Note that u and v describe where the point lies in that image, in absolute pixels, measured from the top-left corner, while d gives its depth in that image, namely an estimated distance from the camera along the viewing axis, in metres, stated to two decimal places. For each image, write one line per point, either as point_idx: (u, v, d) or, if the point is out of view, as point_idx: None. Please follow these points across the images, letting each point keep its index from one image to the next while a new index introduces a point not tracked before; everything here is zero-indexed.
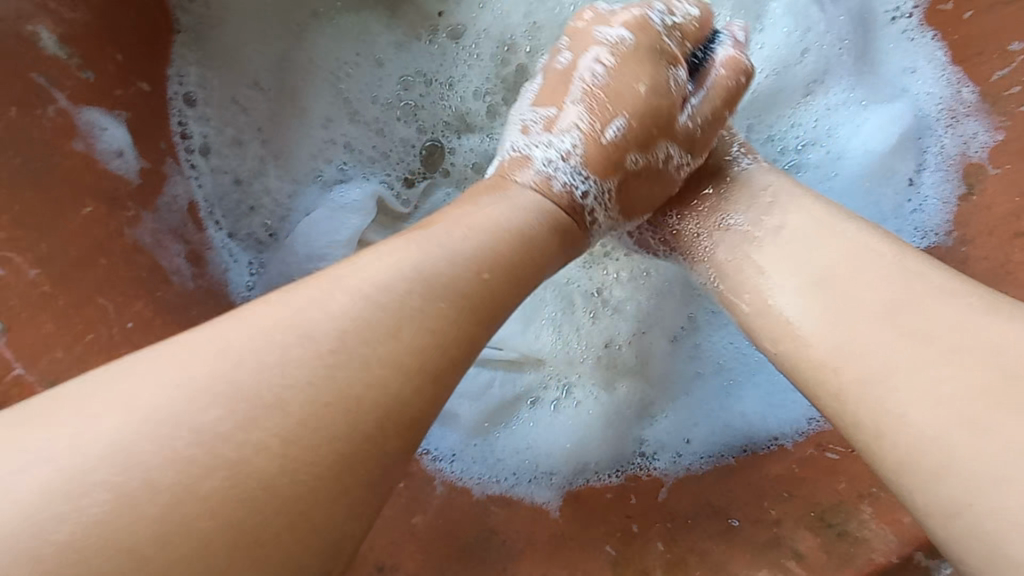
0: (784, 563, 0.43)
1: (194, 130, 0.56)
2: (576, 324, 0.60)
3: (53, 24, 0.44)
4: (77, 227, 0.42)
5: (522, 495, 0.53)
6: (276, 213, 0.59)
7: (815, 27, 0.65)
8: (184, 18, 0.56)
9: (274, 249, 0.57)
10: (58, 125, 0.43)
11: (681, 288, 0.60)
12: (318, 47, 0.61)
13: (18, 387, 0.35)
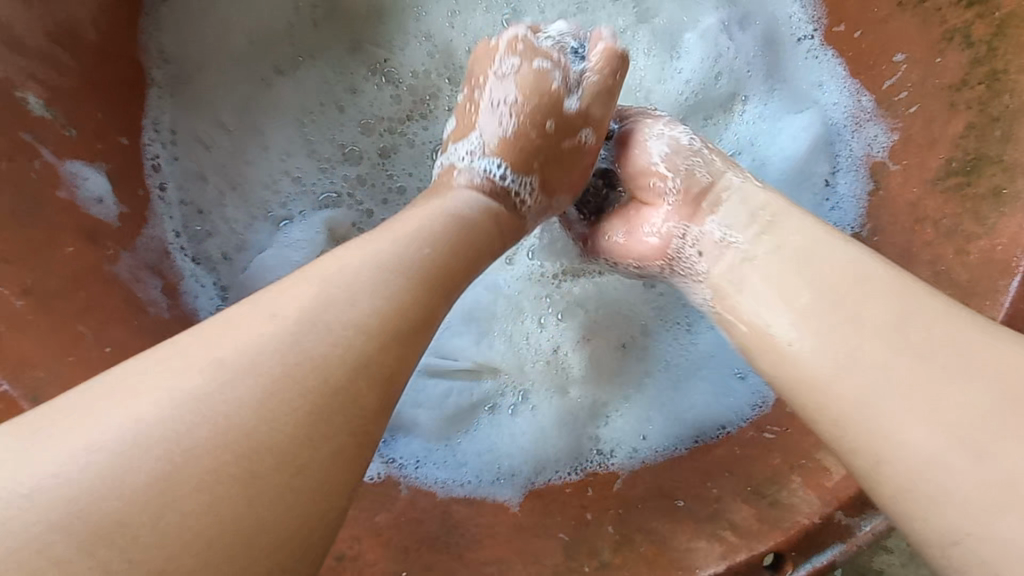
0: (720, 533, 0.46)
1: (166, 169, 0.62)
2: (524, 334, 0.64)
3: (41, 89, 0.50)
4: (60, 263, 0.47)
5: (485, 494, 0.56)
6: (231, 240, 0.63)
7: (727, 53, 0.71)
8: (160, 76, 0.63)
9: (228, 271, 0.62)
10: (45, 175, 0.49)
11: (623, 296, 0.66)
12: (280, 91, 0.67)
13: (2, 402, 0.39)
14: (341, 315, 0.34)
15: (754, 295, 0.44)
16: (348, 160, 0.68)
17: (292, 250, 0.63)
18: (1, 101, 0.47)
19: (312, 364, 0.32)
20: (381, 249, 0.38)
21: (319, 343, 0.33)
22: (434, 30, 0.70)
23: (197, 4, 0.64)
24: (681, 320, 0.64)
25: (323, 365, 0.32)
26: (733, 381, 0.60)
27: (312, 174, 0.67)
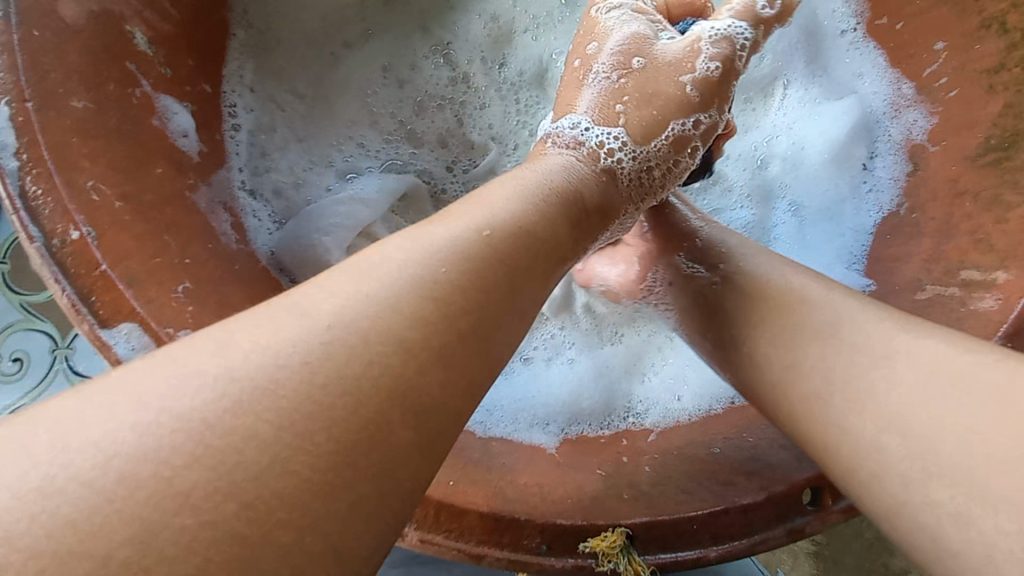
0: (758, 471, 0.47)
1: (241, 113, 0.67)
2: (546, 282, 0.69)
3: (144, 28, 0.54)
4: (151, 180, 0.50)
5: (522, 437, 0.57)
6: (288, 179, 0.68)
7: (771, 40, 0.77)
8: (241, 33, 0.67)
9: (280, 207, 0.67)
10: (144, 104, 0.52)
11: None
12: (346, 61, 0.73)
13: (105, 280, 0.41)
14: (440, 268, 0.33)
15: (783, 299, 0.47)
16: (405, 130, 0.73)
17: (358, 205, 0.68)
18: (114, 32, 0.51)
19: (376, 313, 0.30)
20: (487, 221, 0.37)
21: (380, 304, 0.30)
22: (490, 11, 0.75)
23: None
24: None
25: (382, 329, 0.29)
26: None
27: (378, 145, 0.73)
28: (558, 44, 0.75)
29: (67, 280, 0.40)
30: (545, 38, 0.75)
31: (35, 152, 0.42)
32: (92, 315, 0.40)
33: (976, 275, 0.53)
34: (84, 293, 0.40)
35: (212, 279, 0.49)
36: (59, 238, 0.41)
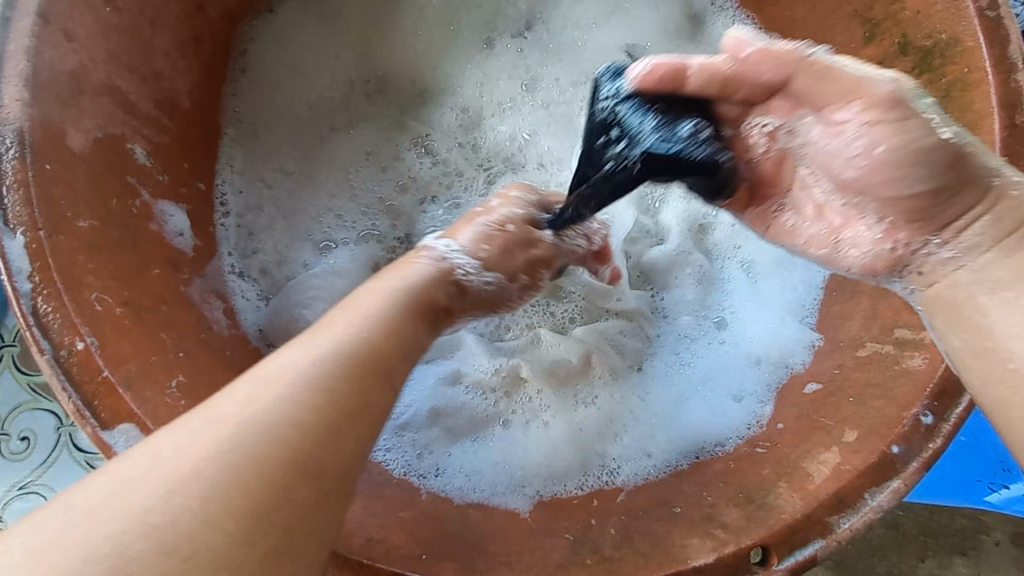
0: (711, 531, 0.50)
1: (230, 200, 0.73)
2: (529, 348, 0.73)
3: (143, 143, 0.61)
4: (148, 282, 0.55)
5: (497, 502, 0.61)
6: (273, 258, 0.74)
7: None
8: (233, 130, 0.75)
9: (267, 284, 0.72)
10: (142, 211, 0.59)
11: (618, 337, 0.73)
12: (329, 146, 0.80)
13: (106, 385, 0.46)
14: (339, 344, 0.42)
15: (968, 327, 0.46)
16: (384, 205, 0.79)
17: (335, 276, 0.74)
18: (114, 151, 0.57)
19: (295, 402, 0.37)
20: (360, 316, 0.46)
21: (295, 383, 0.38)
22: (464, 96, 0.83)
23: (269, 80, 0.78)
24: (699, 352, 0.71)
25: (290, 398, 0.37)
26: (749, 368, 0.68)
27: (353, 214, 0.78)
28: (524, 120, 0.82)
29: (73, 386, 0.45)
30: (513, 117, 0.82)
31: (46, 274, 0.47)
32: (95, 418, 0.45)
33: (909, 333, 0.57)
34: (87, 398, 0.45)
35: (202, 371, 0.54)
36: (65, 348, 0.46)
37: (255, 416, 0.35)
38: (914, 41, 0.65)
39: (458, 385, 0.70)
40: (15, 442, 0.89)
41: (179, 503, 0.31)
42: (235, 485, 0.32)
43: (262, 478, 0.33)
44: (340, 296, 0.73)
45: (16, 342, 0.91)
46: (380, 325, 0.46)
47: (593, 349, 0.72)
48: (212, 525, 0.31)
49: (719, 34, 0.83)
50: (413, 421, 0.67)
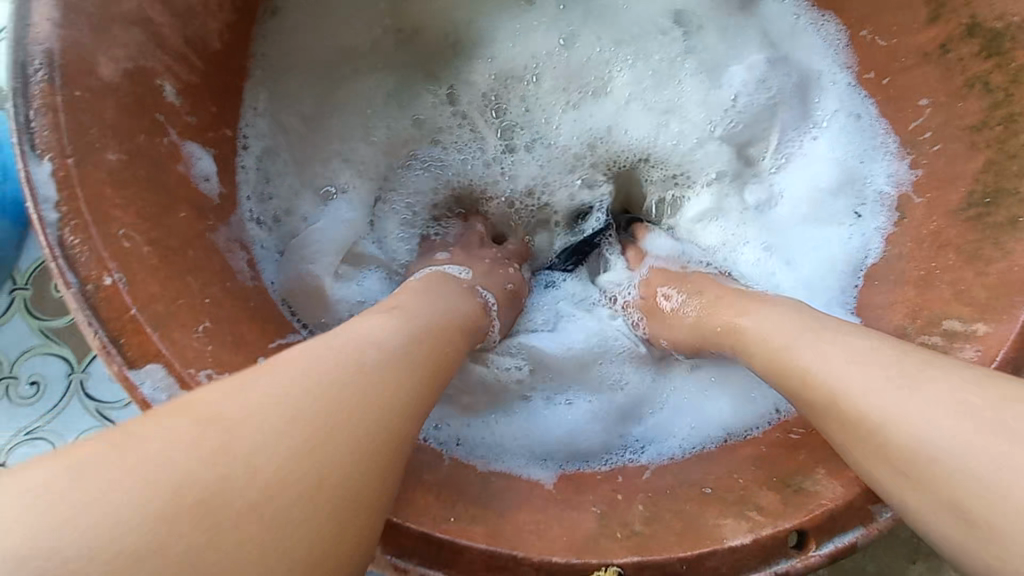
0: (747, 512, 0.49)
1: (251, 141, 0.70)
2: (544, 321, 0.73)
3: (172, 80, 0.58)
4: (175, 223, 0.53)
5: (521, 473, 0.59)
6: (286, 205, 0.71)
7: (768, 85, 0.79)
8: (259, 70, 0.72)
9: (281, 234, 0.70)
10: (170, 151, 0.56)
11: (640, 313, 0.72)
12: (355, 94, 0.77)
13: (133, 324, 0.44)
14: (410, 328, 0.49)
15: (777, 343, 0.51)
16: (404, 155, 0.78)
17: (347, 228, 0.74)
18: (146, 88, 0.54)
19: (341, 355, 0.42)
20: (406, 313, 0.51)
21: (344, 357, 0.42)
22: (500, 52, 0.80)
23: (299, 25, 0.74)
24: None
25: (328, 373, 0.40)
26: None
27: (370, 164, 0.77)
28: (558, 83, 0.80)
29: (99, 323, 0.44)
30: (548, 77, 0.80)
31: (75, 205, 0.45)
32: (120, 355, 0.44)
33: (958, 325, 0.56)
34: (113, 335, 0.44)
35: (229, 319, 0.52)
36: (92, 283, 0.44)
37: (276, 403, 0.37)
38: (983, 22, 0.60)
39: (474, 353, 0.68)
40: (24, 386, 0.87)
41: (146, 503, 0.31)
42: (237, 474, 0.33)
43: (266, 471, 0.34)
44: (345, 246, 0.73)
45: (27, 285, 0.89)
46: (436, 323, 0.52)
47: (609, 326, 0.72)
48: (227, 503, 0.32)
49: (770, 6, 0.79)
50: None
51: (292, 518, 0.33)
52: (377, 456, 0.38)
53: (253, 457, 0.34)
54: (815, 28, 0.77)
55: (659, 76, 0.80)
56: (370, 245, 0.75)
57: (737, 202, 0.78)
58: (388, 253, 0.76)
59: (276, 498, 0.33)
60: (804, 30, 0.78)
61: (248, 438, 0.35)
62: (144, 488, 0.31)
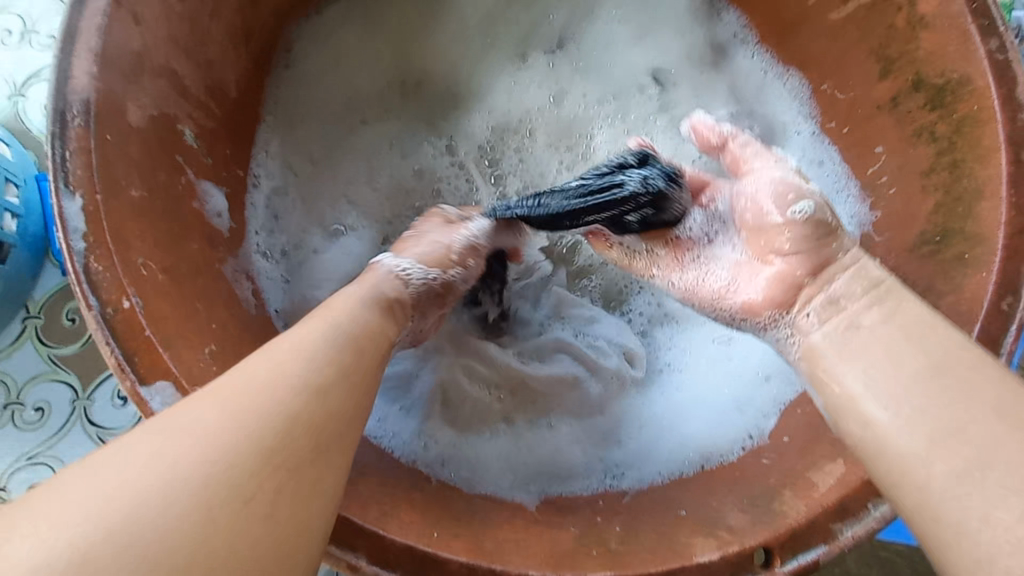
0: (717, 531, 0.51)
1: (262, 180, 0.77)
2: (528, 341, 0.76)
3: (192, 126, 0.64)
4: (187, 254, 0.58)
5: (505, 495, 0.61)
6: (291, 239, 0.77)
7: (738, 135, 0.85)
8: (272, 117, 0.79)
9: (287, 265, 0.75)
10: (186, 189, 0.61)
11: (620, 336, 0.76)
12: (361, 141, 0.84)
13: (146, 342, 0.48)
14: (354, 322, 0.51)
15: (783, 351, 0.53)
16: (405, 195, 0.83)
17: (351, 262, 0.78)
18: (168, 134, 0.60)
19: (292, 350, 0.45)
20: (349, 303, 0.53)
21: (301, 355, 0.45)
22: (494, 102, 0.87)
23: (310, 77, 0.82)
24: (691, 361, 0.74)
25: (284, 367, 0.43)
26: (757, 385, 0.68)
27: (372, 203, 0.82)
28: (548, 131, 0.86)
29: (115, 341, 0.47)
30: (539, 125, 0.86)
31: (99, 235, 0.50)
32: (134, 372, 0.47)
33: None
34: (128, 354, 0.47)
35: (230, 343, 0.56)
36: (112, 306, 0.48)
37: (238, 410, 0.39)
38: (927, 78, 0.66)
39: (462, 377, 0.71)
40: (29, 412, 0.90)
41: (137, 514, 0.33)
42: (213, 476, 0.36)
43: (245, 466, 0.37)
44: (349, 277, 0.77)
45: (40, 314, 0.94)
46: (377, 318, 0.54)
47: (593, 351, 0.75)
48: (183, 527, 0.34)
49: (742, 64, 0.87)
50: (422, 405, 0.69)
51: (250, 529, 0.35)
52: (321, 440, 0.41)
53: (227, 463, 0.37)
54: (781, 83, 0.84)
55: (640, 126, 0.86)
56: None
57: None
58: None
59: (244, 492, 0.36)
60: (772, 84, 0.85)
61: (199, 457, 0.36)
62: (104, 521, 0.33)
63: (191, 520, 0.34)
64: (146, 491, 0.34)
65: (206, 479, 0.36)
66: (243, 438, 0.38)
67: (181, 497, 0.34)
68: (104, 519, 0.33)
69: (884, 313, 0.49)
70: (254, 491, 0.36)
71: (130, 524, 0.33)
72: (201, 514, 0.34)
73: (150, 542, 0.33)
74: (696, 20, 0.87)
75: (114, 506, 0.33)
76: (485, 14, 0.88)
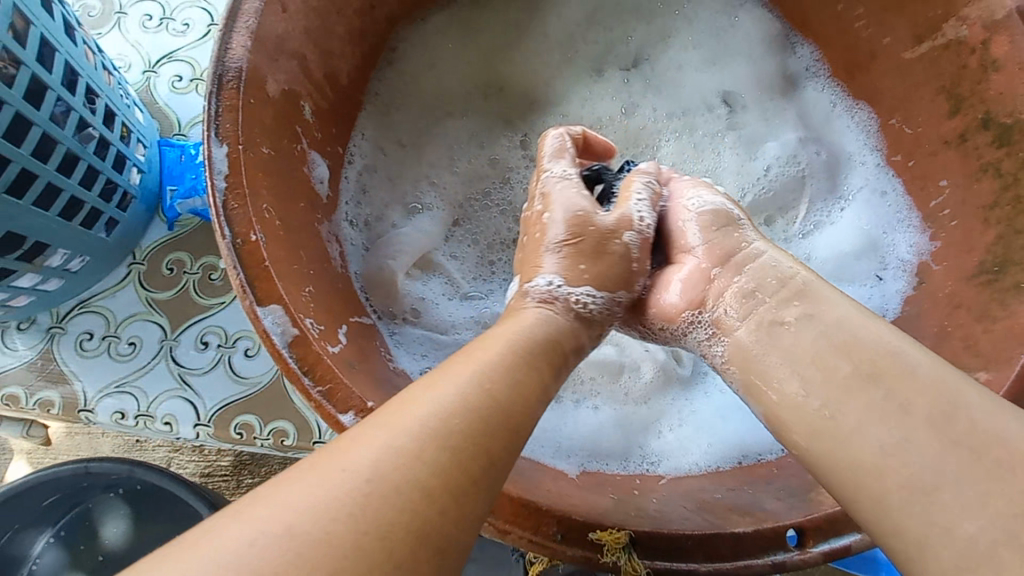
0: (751, 512, 0.54)
1: (356, 157, 0.85)
2: None
3: (311, 102, 0.73)
4: (296, 209, 0.66)
5: (548, 461, 0.65)
6: (375, 213, 0.85)
7: (801, 160, 0.89)
8: (371, 104, 0.88)
9: (368, 235, 0.83)
10: (300, 154, 0.70)
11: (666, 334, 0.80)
12: (445, 134, 0.92)
13: (264, 272, 0.56)
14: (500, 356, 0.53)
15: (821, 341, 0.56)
16: (479, 185, 0.91)
17: (424, 238, 0.85)
18: (293, 106, 0.69)
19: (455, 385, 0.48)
20: (510, 333, 0.57)
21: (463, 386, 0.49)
22: (569, 111, 0.94)
23: (408, 72, 0.90)
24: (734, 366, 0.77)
25: (452, 390, 0.48)
26: None
27: (449, 190, 0.90)
28: (616, 141, 0.93)
29: (240, 266, 0.55)
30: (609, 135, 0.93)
31: (237, 179, 0.58)
32: (252, 294, 0.55)
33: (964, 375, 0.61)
34: (249, 279, 0.55)
35: (323, 290, 0.64)
36: (241, 238, 0.56)
37: (408, 428, 0.44)
38: (996, 117, 0.69)
39: None
40: (122, 345, 1.01)
41: (312, 511, 0.38)
42: (379, 499, 0.40)
43: (406, 488, 0.41)
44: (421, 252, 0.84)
45: (144, 261, 1.05)
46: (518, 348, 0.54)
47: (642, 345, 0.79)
48: (347, 536, 0.38)
49: (811, 95, 0.91)
50: None
51: (398, 541, 0.39)
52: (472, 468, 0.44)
53: (401, 482, 0.41)
54: (849, 114, 0.87)
55: (704, 144, 0.92)
56: (442, 255, 0.86)
57: None
58: (455, 267, 0.87)
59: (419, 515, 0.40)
60: (839, 115, 0.88)
61: (368, 472, 0.41)
62: (298, 509, 0.38)
63: (354, 524, 0.38)
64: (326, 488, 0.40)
65: (376, 488, 0.40)
66: (407, 461, 0.42)
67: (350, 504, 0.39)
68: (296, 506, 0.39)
69: (805, 312, 0.58)
70: (411, 511, 0.40)
71: (308, 518, 0.38)
72: (366, 519, 0.39)
73: (326, 533, 0.37)
74: (770, 50, 0.92)
75: (301, 500, 0.39)
76: (570, 31, 0.95)
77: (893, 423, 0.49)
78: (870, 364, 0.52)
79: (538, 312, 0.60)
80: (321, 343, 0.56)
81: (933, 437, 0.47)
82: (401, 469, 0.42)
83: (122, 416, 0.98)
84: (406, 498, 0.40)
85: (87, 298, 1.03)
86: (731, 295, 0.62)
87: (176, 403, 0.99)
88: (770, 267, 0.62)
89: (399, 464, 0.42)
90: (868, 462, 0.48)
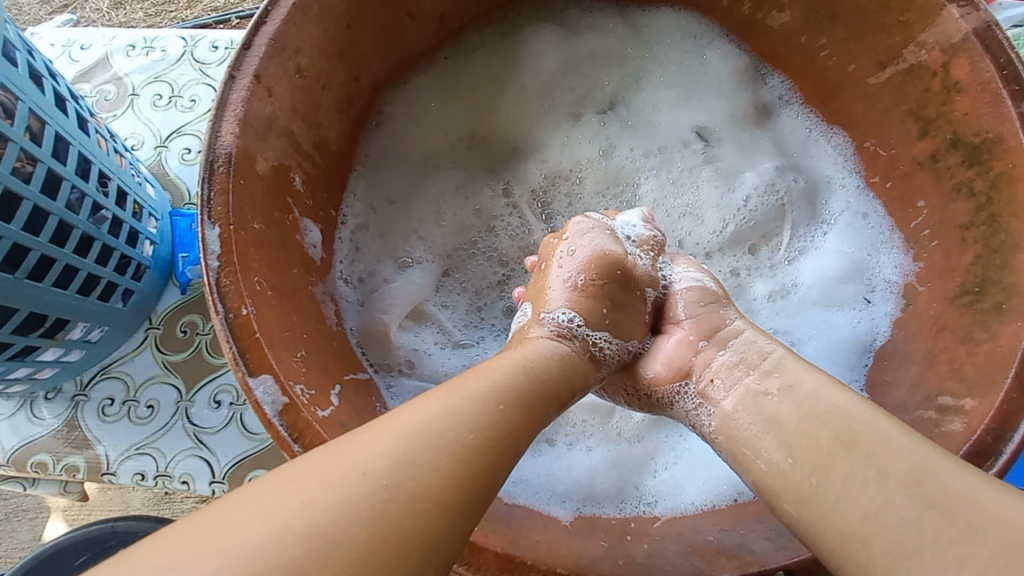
0: (739, 554, 0.54)
1: (349, 217, 0.89)
2: None
3: (300, 173, 0.78)
4: (289, 277, 0.70)
5: (543, 508, 0.66)
6: (368, 269, 0.88)
7: (780, 187, 0.90)
8: (361, 166, 0.92)
9: (363, 291, 0.86)
10: (292, 224, 0.74)
11: None
12: (433, 186, 0.96)
13: (256, 342, 0.59)
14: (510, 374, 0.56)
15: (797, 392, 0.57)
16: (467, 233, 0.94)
17: (416, 290, 0.89)
18: (283, 180, 0.74)
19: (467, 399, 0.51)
20: (521, 358, 0.60)
21: (474, 400, 0.51)
22: (550, 156, 0.98)
23: (394, 133, 0.95)
24: None
25: (465, 404, 0.50)
26: None
27: (439, 240, 0.94)
28: (597, 181, 0.95)
29: (233, 339, 0.59)
30: (590, 176, 0.96)
31: (230, 257, 0.62)
32: (245, 365, 0.58)
33: (951, 400, 0.61)
34: (241, 350, 0.59)
35: (316, 352, 0.68)
36: (233, 312, 0.60)
37: (418, 434, 0.46)
38: (963, 138, 0.69)
39: None
40: (141, 409, 1.06)
41: (311, 508, 0.40)
42: (379, 500, 0.41)
43: (408, 487, 0.42)
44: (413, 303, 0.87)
45: (160, 326, 1.11)
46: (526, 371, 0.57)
47: None
48: (344, 533, 0.39)
49: (786, 122, 0.93)
50: None
51: (397, 537, 0.40)
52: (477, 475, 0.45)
53: (404, 483, 0.43)
54: (825, 139, 0.89)
55: (683, 178, 0.94)
56: (434, 305, 0.90)
57: (761, 286, 0.87)
58: (448, 314, 0.90)
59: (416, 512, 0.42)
60: (816, 140, 0.90)
61: (374, 472, 0.43)
62: (297, 510, 0.40)
63: (354, 521, 0.40)
64: (332, 486, 0.42)
65: (381, 488, 0.42)
66: (414, 463, 0.44)
67: (349, 503, 0.41)
68: (300, 503, 0.40)
69: (786, 384, 0.58)
70: (411, 513, 0.41)
71: (308, 515, 0.39)
72: (365, 517, 0.40)
73: (326, 525, 0.39)
74: (742, 83, 0.94)
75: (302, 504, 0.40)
76: (546, 81, 0.99)
77: (876, 476, 0.48)
78: (847, 429, 0.52)
79: (552, 344, 0.64)
80: (311, 407, 0.59)
81: (908, 500, 0.46)
82: (410, 474, 0.43)
83: (143, 477, 1.02)
84: (412, 498, 0.42)
85: (107, 365, 1.08)
86: (713, 367, 0.65)
87: (193, 462, 1.02)
88: (750, 344, 0.64)
89: (408, 464, 0.44)
90: (851, 525, 0.47)
